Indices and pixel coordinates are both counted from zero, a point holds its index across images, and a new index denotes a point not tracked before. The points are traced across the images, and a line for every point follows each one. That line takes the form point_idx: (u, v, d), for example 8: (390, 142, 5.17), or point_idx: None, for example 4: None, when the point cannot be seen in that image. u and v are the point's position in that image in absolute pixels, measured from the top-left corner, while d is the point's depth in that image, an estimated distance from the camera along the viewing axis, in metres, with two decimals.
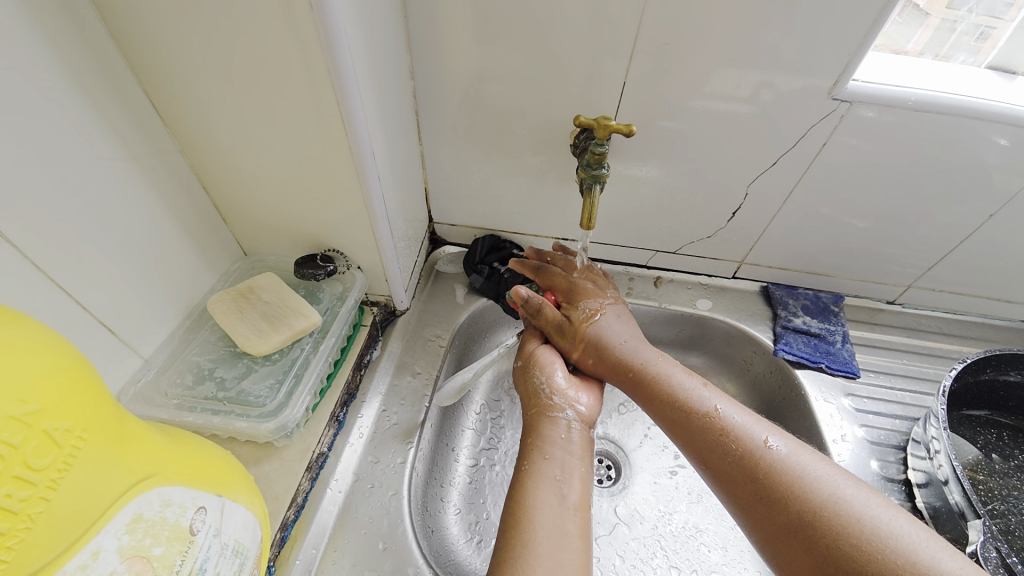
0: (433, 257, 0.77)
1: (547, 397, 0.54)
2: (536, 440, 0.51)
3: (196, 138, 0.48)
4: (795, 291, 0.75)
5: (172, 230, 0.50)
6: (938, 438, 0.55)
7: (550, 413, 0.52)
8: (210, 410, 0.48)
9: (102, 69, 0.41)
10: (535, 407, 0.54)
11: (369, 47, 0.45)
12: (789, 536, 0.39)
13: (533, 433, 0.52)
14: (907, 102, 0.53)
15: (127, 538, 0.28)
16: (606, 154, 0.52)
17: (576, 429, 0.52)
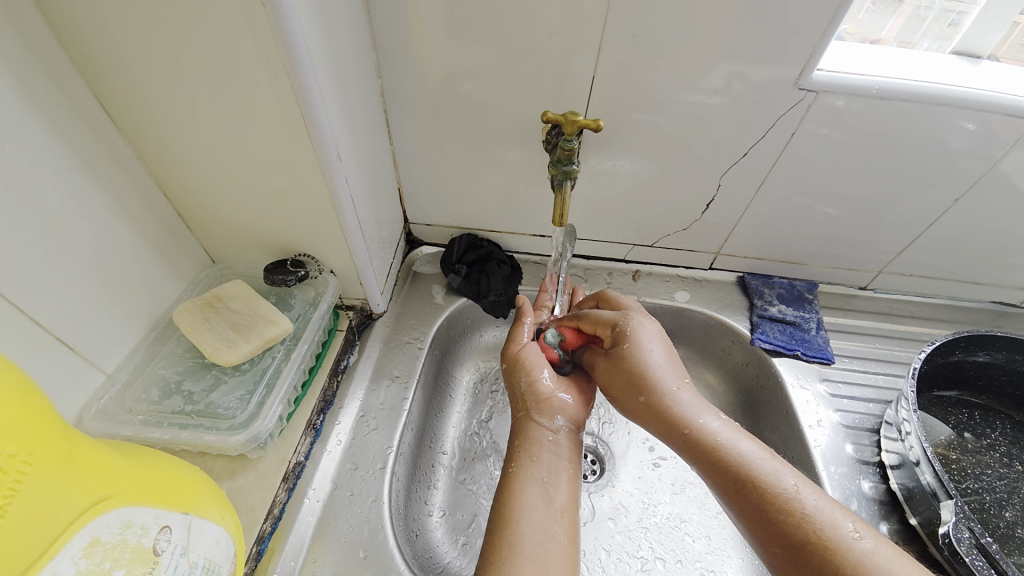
0: (409, 258, 0.76)
1: (535, 400, 0.53)
2: (522, 443, 0.50)
3: (152, 143, 0.47)
4: (771, 280, 0.76)
5: (132, 240, 0.49)
6: (909, 420, 0.57)
7: (538, 417, 0.52)
8: (178, 424, 0.47)
9: (48, 73, 0.39)
10: (522, 410, 0.53)
11: (330, 45, 0.44)
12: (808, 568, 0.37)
13: (519, 434, 0.51)
14: (872, 90, 0.53)
15: (84, 563, 0.27)
16: (576, 149, 0.52)
17: (565, 431, 0.51)
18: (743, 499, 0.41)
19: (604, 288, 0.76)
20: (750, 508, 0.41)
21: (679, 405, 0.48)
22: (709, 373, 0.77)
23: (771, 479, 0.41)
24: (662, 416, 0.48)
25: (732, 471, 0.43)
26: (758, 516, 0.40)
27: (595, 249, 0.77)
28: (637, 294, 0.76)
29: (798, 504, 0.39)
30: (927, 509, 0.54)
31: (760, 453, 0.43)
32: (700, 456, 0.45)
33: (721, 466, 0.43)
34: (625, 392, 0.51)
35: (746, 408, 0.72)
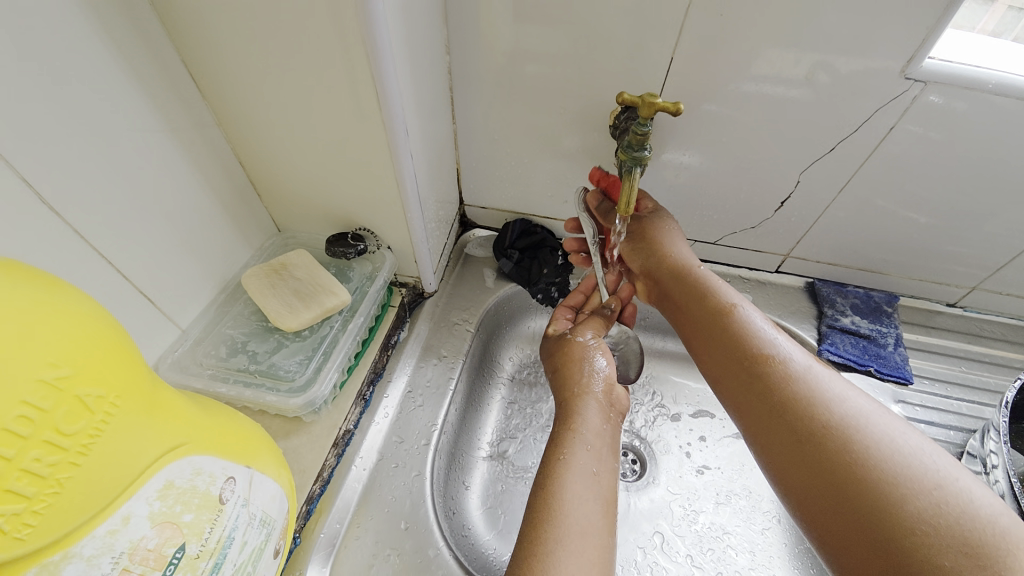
0: (463, 240, 0.76)
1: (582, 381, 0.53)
2: (575, 427, 0.49)
3: (231, 111, 0.49)
4: (844, 289, 0.71)
5: (208, 204, 0.51)
6: (996, 453, 0.51)
7: (585, 399, 0.51)
8: (242, 381, 0.49)
9: (143, 38, 0.41)
10: (567, 392, 0.53)
11: (406, 20, 0.43)
12: (802, 438, 0.40)
13: (572, 418, 0.50)
14: (988, 85, 0.47)
15: (158, 504, 0.28)
16: (649, 134, 0.49)
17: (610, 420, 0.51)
18: (798, 443, 0.40)
19: None
20: (807, 454, 0.40)
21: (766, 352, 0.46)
22: None
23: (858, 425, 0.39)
24: (737, 357, 0.47)
25: (803, 422, 0.41)
26: (818, 463, 0.39)
27: None
28: None
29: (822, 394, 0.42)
30: None
31: (851, 403, 0.41)
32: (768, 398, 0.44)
33: (786, 409, 0.42)
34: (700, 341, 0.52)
35: None
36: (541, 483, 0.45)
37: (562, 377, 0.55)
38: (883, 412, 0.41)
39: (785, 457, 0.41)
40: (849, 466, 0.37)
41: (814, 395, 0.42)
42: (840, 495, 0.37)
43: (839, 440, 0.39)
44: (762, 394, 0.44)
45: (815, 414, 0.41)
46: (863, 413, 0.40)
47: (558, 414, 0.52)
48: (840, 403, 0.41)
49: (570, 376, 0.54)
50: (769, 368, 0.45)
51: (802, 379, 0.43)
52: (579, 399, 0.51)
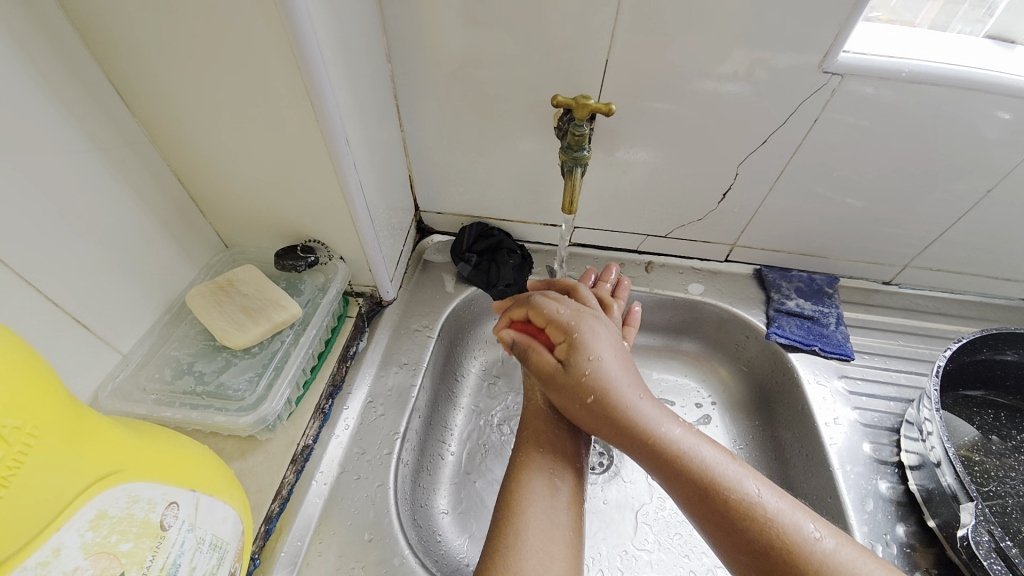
0: (421, 246, 0.76)
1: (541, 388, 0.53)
2: (531, 433, 0.50)
3: (165, 127, 0.47)
4: (789, 273, 0.74)
5: (146, 223, 0.50)
6: (931, 420, 0.55)
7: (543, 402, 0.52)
8: (190, 404, 0.48)
9: (62, 56, 0.40)
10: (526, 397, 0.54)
11: (339, 30, 0.43)
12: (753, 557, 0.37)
13: (529, 421, 0.51)
14: (901, 74, 0.51)
15: (91, 535, 0.27)
16: (587, 134, 0.51)
17: (571, 423, 0.51)
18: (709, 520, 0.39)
19: None
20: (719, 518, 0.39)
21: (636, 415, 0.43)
22: (723, 366, 0.75)
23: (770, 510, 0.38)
24: (622, 429, 0.43)
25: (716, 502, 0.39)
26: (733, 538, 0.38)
27: (608, 240, 0.75)
28: (650, 285, 0.74)
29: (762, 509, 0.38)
30: (946, 512, 0.52)
31: (754, 486, 0.39)
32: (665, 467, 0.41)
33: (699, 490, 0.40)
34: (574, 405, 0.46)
35: (759, 404, 0.70)
36: (507, 486, 0.46)
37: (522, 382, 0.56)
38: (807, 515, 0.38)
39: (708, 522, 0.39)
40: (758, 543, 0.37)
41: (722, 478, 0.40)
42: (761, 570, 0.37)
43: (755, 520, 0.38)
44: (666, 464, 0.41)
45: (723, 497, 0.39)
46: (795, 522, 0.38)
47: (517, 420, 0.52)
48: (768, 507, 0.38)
49: (526, 382, 0.55)
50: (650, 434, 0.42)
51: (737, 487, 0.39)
52: (534, 403, 0.52)
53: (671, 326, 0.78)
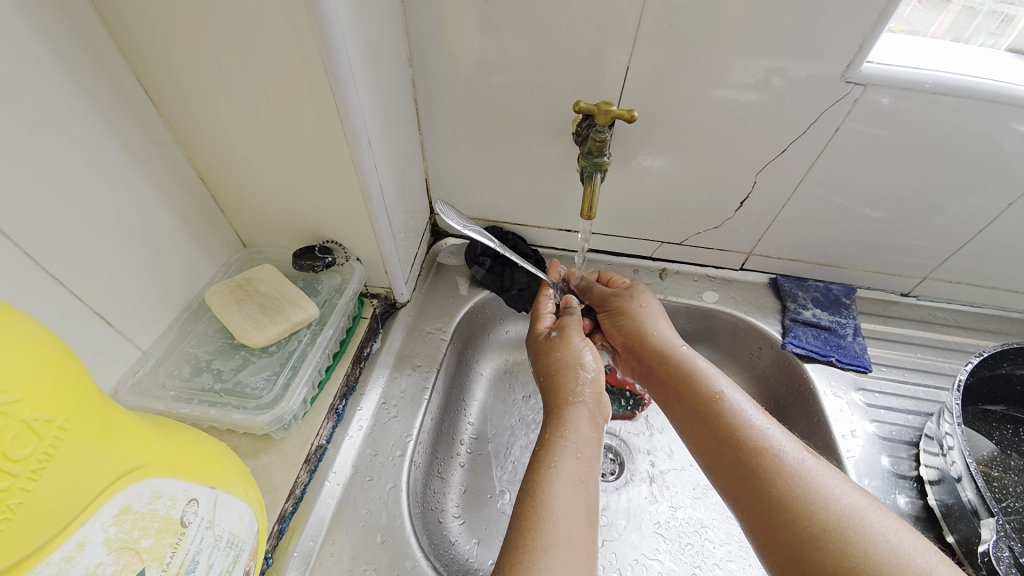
0: (435, 248, 0.76)
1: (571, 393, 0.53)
2: (563, 435, 0.48)
3: (190, 126, 0.48)
4: (805, 283, 0.73)
5: (168, 221, 0.50)
6: (951, 434, 0.54)
7: (573, 406, 0.51)
8: (207, 401, 0.48)
9: (93, 55, 0.40)
10: (555, 400, 0.53)
11: (364, 33, 0.44)
12: (761, 506, 0.41)
13: (565, 425, 0.49)
14: (924, 85, 0.50)
15: (114, 530, 0.28)
16: (608, 141, 0.51)
17: (596, 426, 0.50)
18: (751, 499, 0.42)
19: None
20: (737, 473, 0.43)
21: (705, 392, 0.48)
22: (736, 376, 0.75)
23: (818, 488, 0.40)
24: (665, 384, 0.52)
25: (758, 474, 0.42)
26: (762, 511, 0.41)
27: (622, 246, 0.75)
28: (663, 292, 0.74)
29: (775, 458, 0.42)
30: (966, 527, 0.51)
31: (807, 459, 0.42)
32: (713, 438, 0.46)
33: (739, 460, 0.43)
34: (651, 387, 0.55)
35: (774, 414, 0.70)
36: (529, 490, 0.44)
37: (552, 386, 0.54)
38: (831, 467, 0.42)
39: (742, 498, 0.42)
40: (778, 500, 0.40)
41: (772, 453, 0.42)
42: (783, 538, 0.39)
43: (793, 492, 0.40)
44: (712, 435, 0.46)
45: (767, 474, 0.41)
46: (812, 471, 0.41)
47: (546, 424, 0.51)
48: (787, 460, 0.42)
49: (559, 384, 0.54)
50: (716, 407, 0.47)
51: (765, 444, 0.43)
52: (569, 407, 0.51)
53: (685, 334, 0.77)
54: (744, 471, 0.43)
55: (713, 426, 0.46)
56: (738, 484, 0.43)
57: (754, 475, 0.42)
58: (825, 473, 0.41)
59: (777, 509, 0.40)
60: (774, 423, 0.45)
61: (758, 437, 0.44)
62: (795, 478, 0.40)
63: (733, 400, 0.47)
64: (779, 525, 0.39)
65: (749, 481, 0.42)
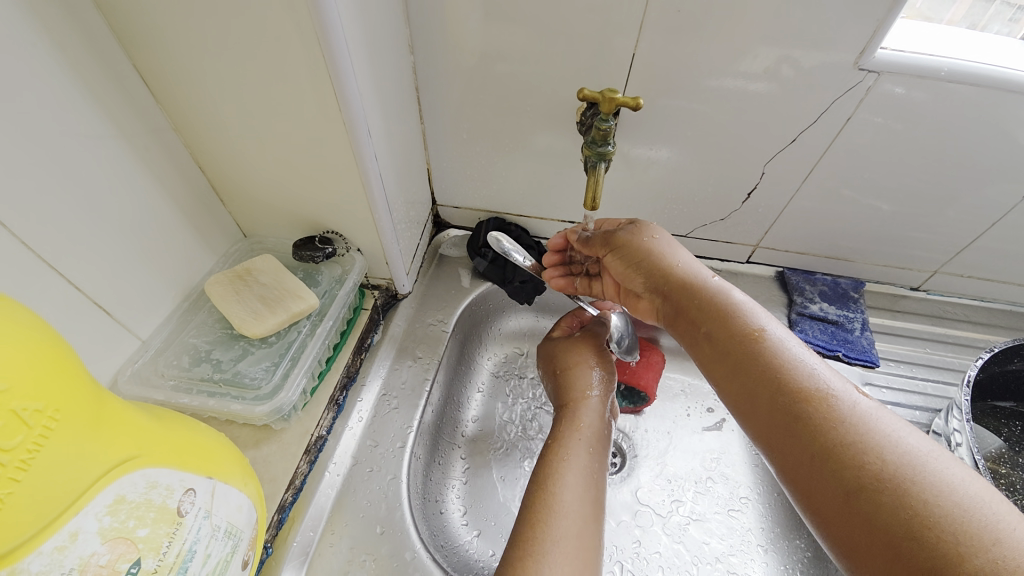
0: (437, 240, 0.76)
1: (581, 390, 0.53)
2: (576, 429, 0.48)
3: (187, 114, 0.47)
4: (812, 277, 0.72)
5: (166, 211, 0.50)
6: (960, 431, 0.53)
7: (584, 401, 0.52)
8: (207, 391, 0.48)
9: (86, 41, 0.40)
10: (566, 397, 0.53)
11: (362, 19, 0.43)
12: (813, 464, 0.34)
13: (577, 419, 0.50)
14: (940, 72, 0.49)
15: (109, 520, 0.27)
16: (612, 129, 0.50)
17: (605, 418, 0.51)
18: (794, 447, 0.35)
19: None
20: (783, 420, 0.36)
21: (738, 330, 0.41)
22: None
23: (875, 431, 0.33)
24: (693, 319, 0.45)
25: (803, 419, 0.35)
26: (813, 464, 0.34)
27: None
28: None
29: (831, 402, 0.35)
30: None
31: (865, 404, 0.35)
32: (748, 379, 0.39)
33: (786, 404, 0.36)
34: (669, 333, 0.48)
35: None
36: (539, 482, 0.43)
37: (567, 383, 0.54)
38: (891, 414, 0.35)
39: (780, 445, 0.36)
40: (837, 456, 0.33)
41: (817, 393, 0.36)
42: (837, 500, 0.32)
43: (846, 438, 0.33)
44: (746, 377, 0.39)
45: (814, 418, 0.35)
46: (868, 415, 0.34)
47: (559, 417, 0.51)
48: (845, 405, 0.35)
49: (573, 381, 0.54)
50: (755, 345, 0.40)
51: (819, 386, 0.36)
52: (579, 402, 0.51)
53: None
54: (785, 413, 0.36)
55: (747, 368, 0.39)
56: (776, 429, 0.36)
57: (803, 422, 0.35)
58: (888, 417, 0.34)
59: (826, 455, 0.33)
60: (822, 362, 0.38)
61: (804, 377, 0.37)
62: (851, 422, 0.34)
63: (776, 338, 0.40)
64: (824, 478, 0.33)
65: (796, 432, 0.35)
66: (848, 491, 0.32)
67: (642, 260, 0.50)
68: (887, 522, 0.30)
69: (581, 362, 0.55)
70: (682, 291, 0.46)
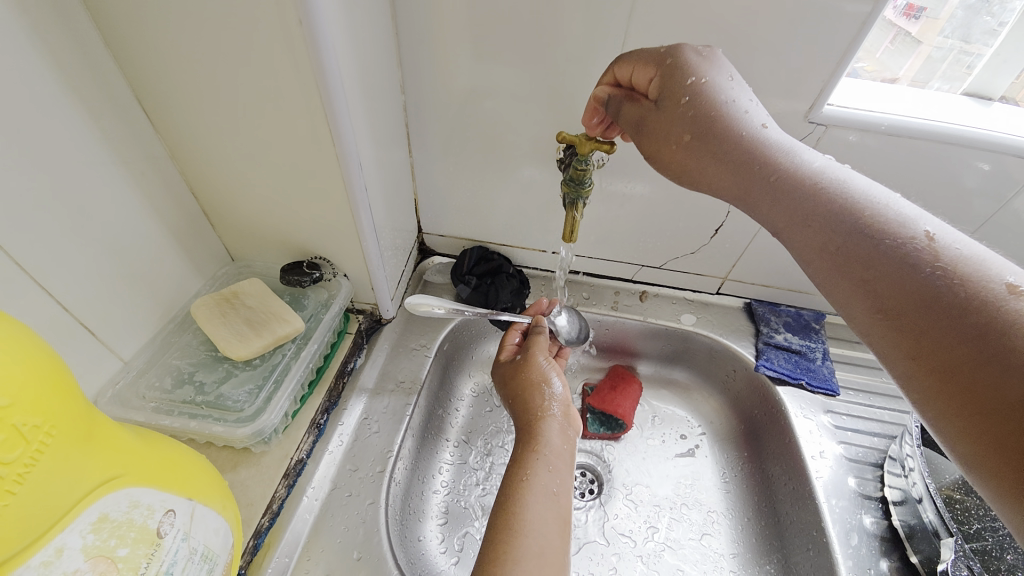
0: (422, 267, 0.78)
1: (538, 409, 0.53)
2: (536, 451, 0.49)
3: (185, 143, 0.49)
4: (777, 308, 0.76)
5: (157, 234, 0.51)
6: (912, 456, 0.58)
7: (542, 420, 0.52)
8: (188, 413, 0.48)
9: (94, 73, 0.42)
10: (523, 419, 0.53)
11: (358, 62, 0.46)
12: (909, 323, 0.34)
13: (537, 440, 0.50)
14: (881, 127, 0.54)
15: (92, 537, 0.28)
16: (589, 170, 0.54)
17: (563, 435, 0.52)
18: (883, 312, 0.36)
19: (610, 307, 0.76)
20: (862, 282, 0.37)
21: (767, 142, 0.42)
22: (712, 399, 0.77)
23: (992, 274, 0.32)
24: (720, 138, 0.42)
25: (891, 273, 0.35)
26: (907, 328, 0.34)
27: (604, 268, 0.77)
28: (643, 314, 0.76)
29: (911, 253, 0.35)
30: (928, 548, 0.54)
31: (938, 243, 0.35)
32: (816, 244, 0.39)
33: (862, 269, 0.37)
34: (707, 154, 0.43)
35: (747, 438, 0.71)
36: (503, 505, 0.45)
37: (523, 404, 0.55)
38: (957, 238, 0.35)
39: (857, 258, 0.37)
40: (928, 304, 0.34)
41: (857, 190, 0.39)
42: (943, 353, 0.32)
43: (975, 289, 0.32)
44: (793, 197, 0.41)
45: (920, 235, 0.35)
46: (944, 255, 0.34)
47: (518, 440, 0.52)
48: (912, 252, 0.35)
49: (528, 402, 0.54)
50: (811, 210, 0.40)
51: (884, 243, 0.36)
52: (540, 421, 0.52)
53: (663, 356, 0.79)
54: (853, 235, 0.37)
55: (788, 176, 0.41)
56: (846, 224, 0.38)
57: (883, 284, 0.36)
58: (959, 249, 0.34)
59: (923, 305, 0.34)
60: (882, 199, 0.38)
61: (871, 206, 0.38)
62: (962, 261, 0.33)
63: (818, 176, 0.40)
64: (932, 337, 0.33)
65: (879, 293, 0.36)
66: (981, 342, 0.31)
67: (689, 110, 0.43)
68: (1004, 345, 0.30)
69: (534, 388, 0.55)
70: (729, 112, 0.43)
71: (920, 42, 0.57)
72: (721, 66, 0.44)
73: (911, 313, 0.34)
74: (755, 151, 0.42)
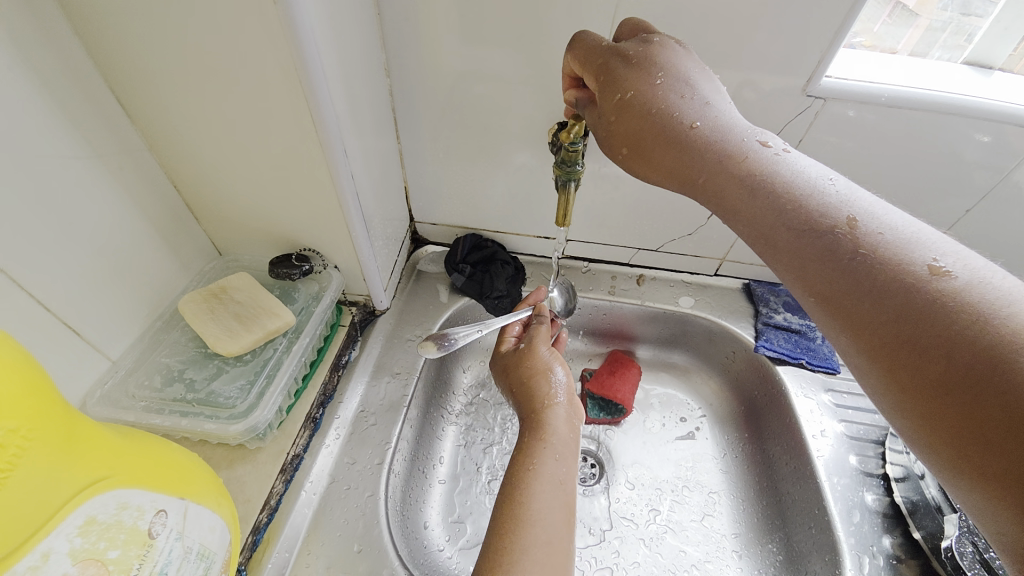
0: (415, 256, 0.77)
1: (541, 398, 0.53)
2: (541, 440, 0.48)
3: (163, 135, 0.48)
4: (776, 288, 0.75)
5: (141, 230, 0.50)
6: None
7: (546, 409, 0.51)
8: (179, 411, 0.47)
9: (64, 63, 0.40)
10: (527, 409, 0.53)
11: (339, 45, 0.44)
12: (858, 304, 0.31)
13: (544, 428, 0.50)
14: (881, 98, 0.53)
15: (79, 541, 0.27)
16: (581, 150, 0.52)
17: (568, 424, 0.51)
18: (830, 294, 0.33)
19: (608, 292, 0.75)
20: (805, 264, 0.34)
21: (702, 141, 0.38)
22: (711, 380, 0.76)
23: (930, 264, 0.30)
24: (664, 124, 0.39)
25: (835, 252, 0.32)
26: (852, 311, 0.32)
27: (600, 252, 0.76)
28: (641, 298, 0.75)
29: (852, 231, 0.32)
30: (931, 523, 0.54)
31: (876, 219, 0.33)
32: (756, 228, 0.36)
33: (808, 250, 0.34)
34: (643, 160, 0.42)
35: (747, 419, 0.71)
36: (507, 494, 0.44)
37: (526, 394, 0.54)
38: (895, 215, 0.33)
39: (788, 251, 0.35)
40: (873, 284, 0.31)
41: (801, 182, 0.36)
42: (893, 336, 0.30)
43: (918, 289, 0.30)
44: (732, 185, 0.37)
45: (852, 227, 0.33)
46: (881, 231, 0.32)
47: (523, 429, 0.51)
48: (852, 229, 0.33)
49: (532, 392, 0.54)
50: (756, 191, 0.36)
51: (827, 221, 0.33)
52: (545, 410, 0.51)
53: (661, 340, 0.78)
54: (790, 220, 0.35)
55: (719, 169, 0.38)
56: (769, 220, 0.35)
57: (829, 265, 0.33)
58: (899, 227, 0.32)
59: (866, 285, 0.31)
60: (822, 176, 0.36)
61: (812, 186, 0.35)
62: (885, 247, 0.31)
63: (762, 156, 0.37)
64: (879, 325, 0.30)
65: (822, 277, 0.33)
66: (920, 323, 0.29)
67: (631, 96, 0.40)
68: (959, 360, 0.27)
69: (536, 378, 0.54)
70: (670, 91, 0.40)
71: (917, 14, 0.55)
72: (653, 66, 0.40)
73: (852, 298, 0.32)
74: (690, 134, 0.39)
